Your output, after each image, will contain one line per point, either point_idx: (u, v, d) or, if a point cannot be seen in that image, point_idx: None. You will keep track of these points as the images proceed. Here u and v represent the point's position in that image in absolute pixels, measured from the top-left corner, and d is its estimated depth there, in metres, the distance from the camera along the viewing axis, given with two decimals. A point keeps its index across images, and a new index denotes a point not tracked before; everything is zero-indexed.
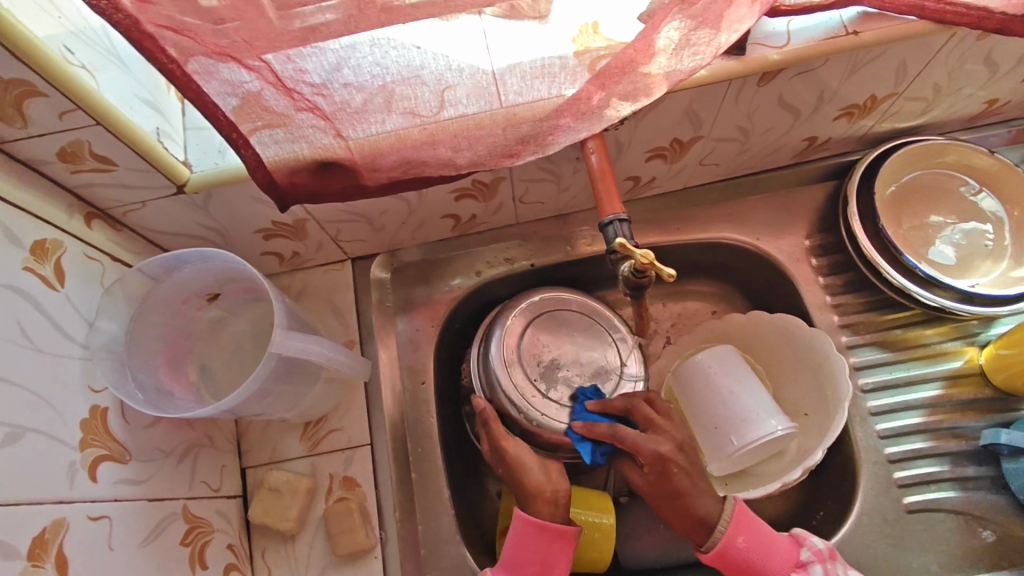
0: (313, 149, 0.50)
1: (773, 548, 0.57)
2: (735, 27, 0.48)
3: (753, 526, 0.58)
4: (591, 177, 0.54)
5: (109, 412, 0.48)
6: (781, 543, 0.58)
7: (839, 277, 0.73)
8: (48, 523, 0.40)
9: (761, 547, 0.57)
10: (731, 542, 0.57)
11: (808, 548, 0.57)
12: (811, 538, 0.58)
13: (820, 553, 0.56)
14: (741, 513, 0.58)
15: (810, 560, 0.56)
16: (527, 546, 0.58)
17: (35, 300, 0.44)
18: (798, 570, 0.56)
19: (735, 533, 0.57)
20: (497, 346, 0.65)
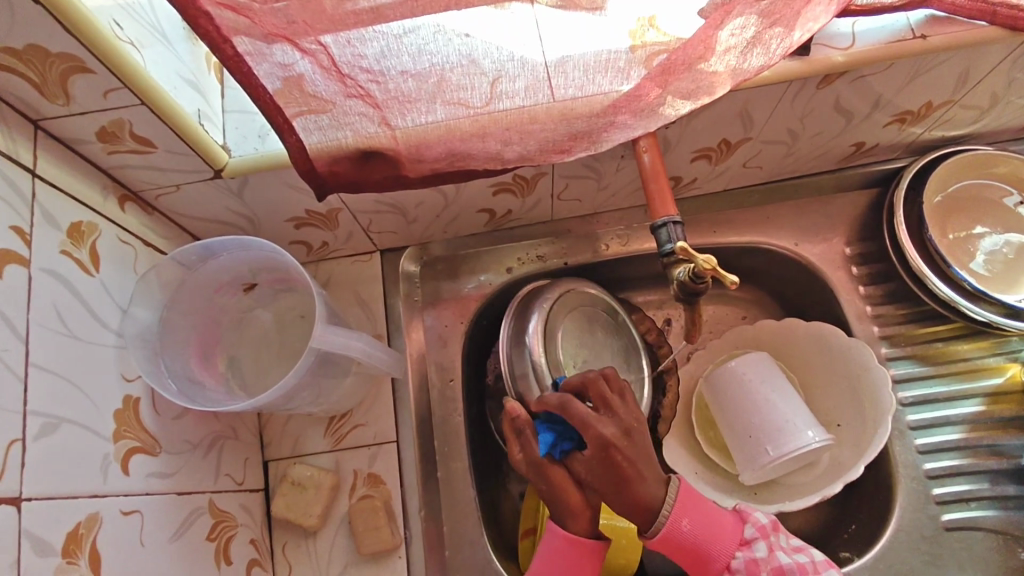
0: (358, 137, 0.48)
1: (721, 528, 0.52)
2: (809, 26, 0.46)
3: (699, 506, 0.52)
4: (642, 177, 0.52)
5: (141, 402, 0.46)
6: (723, 523, 0.52)
7: (879, 287, 0.71)
8: (83, 518, 0.39)
9: (706, 529, 0.51)
10: (674, 524, 0.50)
11: (752, 524, 0.53)
12: (753, 513, 0.54)
13: (763, 528, 0.53)
14: (687, 493, 0.52)
15: (754, 537, 0.52)
16: (555, 561, 0.53)
17: (71, 285, 0.42)
18: (743, 549, 0.51)
19: (680, 515, 0.51)
20: (534, 336, 0.61)
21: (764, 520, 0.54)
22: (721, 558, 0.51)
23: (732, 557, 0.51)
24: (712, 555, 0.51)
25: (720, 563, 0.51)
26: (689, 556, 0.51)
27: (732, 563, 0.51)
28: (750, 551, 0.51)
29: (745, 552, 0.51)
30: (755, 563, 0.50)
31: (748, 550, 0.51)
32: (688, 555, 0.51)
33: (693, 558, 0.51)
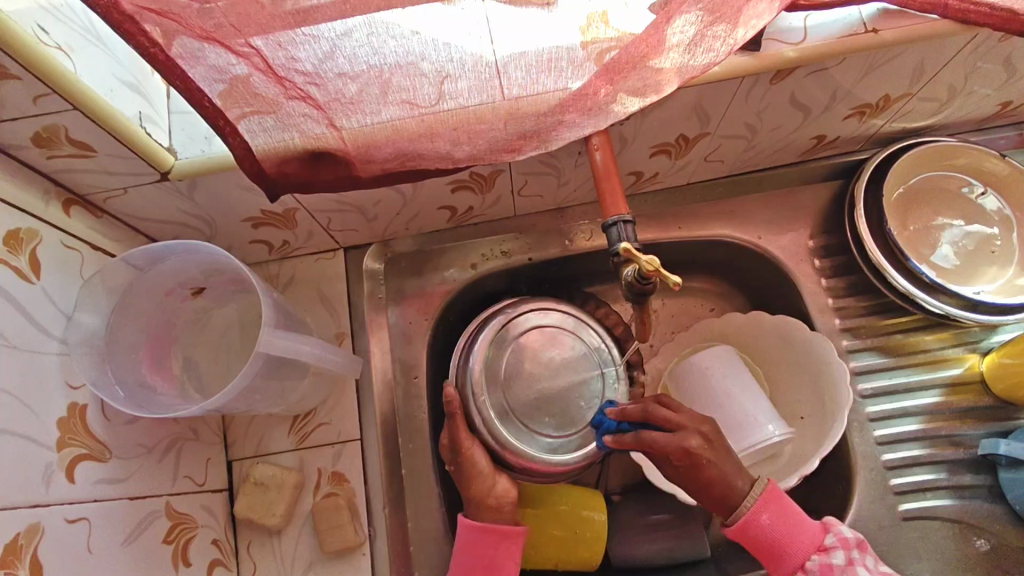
0: (304, 139, 0.47)
1: (799, 531, 0.55)
2: (753, 23, 0.46)
3: (783, 508, 0.55)
4: (595, 175, 0.51)
5: (88, 409, 0.46)
6: (807, 528, 0.55)
7: (842, 279, 0.71)
8: (22, 529, 0.39)
9: (785, 528, 0.54)
10: (754, 518, 0.54)
11: (834, 533, 0.55)
12: (839, 525, 0.56)
13: (846, 541, 0.55)
14: (774, 493, 0.55)
15: (833, 546, 0.54)
16: (473, 551, 0.59)
17: (8, 293, 0.42)
18: (820, 554, 0.54)
19: (760, 510, 0.55)
20: (475, 363, 0.63)
21: (849, 534, 0.55)
22: (795, 559, 0.54)
23: (806, 559, 0.54)
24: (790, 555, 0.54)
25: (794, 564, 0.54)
26: (762, 551, 0.55)
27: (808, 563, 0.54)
28: (825, 557, 0.54)
29: (821, 556, 0.54)
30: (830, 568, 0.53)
31: (824, 555, 0.54)
32: (766, 547, 0.55)
33: (775, 552, 0.54)
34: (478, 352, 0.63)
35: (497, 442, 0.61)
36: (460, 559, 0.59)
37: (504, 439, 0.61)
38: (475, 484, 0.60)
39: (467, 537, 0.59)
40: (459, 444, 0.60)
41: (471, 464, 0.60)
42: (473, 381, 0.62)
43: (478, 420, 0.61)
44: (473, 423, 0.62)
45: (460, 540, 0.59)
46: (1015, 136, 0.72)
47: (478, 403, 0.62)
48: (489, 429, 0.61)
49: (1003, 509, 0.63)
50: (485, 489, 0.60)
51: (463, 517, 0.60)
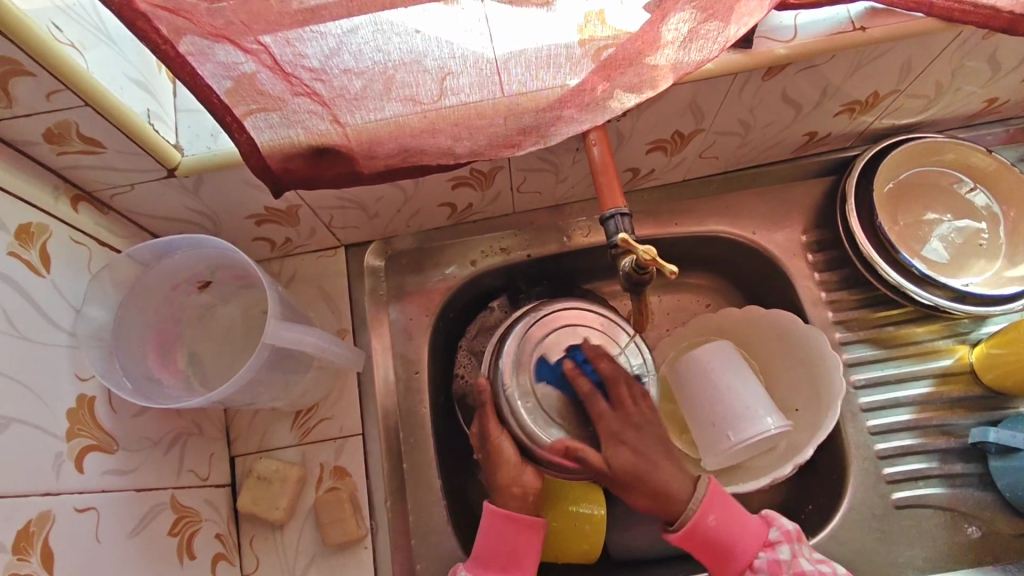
0: (309, 135, 0.49)
1: (743, 533, 0.58)
2: (745, 20, 0.47)
3: (725, 506, 0.58)
4: (593, 170, 0.52)
5: (97, 401, 0.47)
6: (749, 530, 0.58)
7: (835, 273, 0.73)
8: (34, 516, 0.39)
9: (728, 527, 0.57)
10: (702, 520, 0.57)
11: (777, 528, 0.59)
12: (779, 518, 0.60)
13: (788, 533, 0.58)
14: (714, 492, 0.58)
15: (777, 541, 0.58)
16: (496, 538, 0.59)
17: (20, 285, 0.43)
18: (768, 550, 0.57)
19: (707, 512, 0.57)
20: (507, 354, 0.62)
21: (789, 527, 0.59)
22: (743, 559, 0.57)
23: (754, 556, 0.57)
24: (735, 555, 0.57)
25: (743, 564, 0.57)
26: (713, 556, 0.57)
27: (755, 561, 0.57)
28: (772, 553, 0.57)
29: (769, 552, 0.57)
30: (778, 564, 0.56)
31: (770, 551, 0.57)
32: (714, 552, 0.57)
33: (722, 555, 0.57)
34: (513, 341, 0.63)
35: (532, 441, 0.59)
36: (482, 543, 0.60)
37: (539, 437, 0.59)
38: (500, 473, 0.61)
39: (491, 524, 0.59)
40: (487, 432, 0.61)
41: (499, 454, 0.61)
42: (505, 373, 0.61)
43: (510, 415, 0.60)
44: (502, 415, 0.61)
45: (484, 525, 0.60)
46: (1002, 132, 0.74)
47: (506, 398, 0.61)
48: (524, 428, 0.60)
49: (994, 496, 0.65)
50: (510, 479, 0.60)
51: (489, 503, 0.60)
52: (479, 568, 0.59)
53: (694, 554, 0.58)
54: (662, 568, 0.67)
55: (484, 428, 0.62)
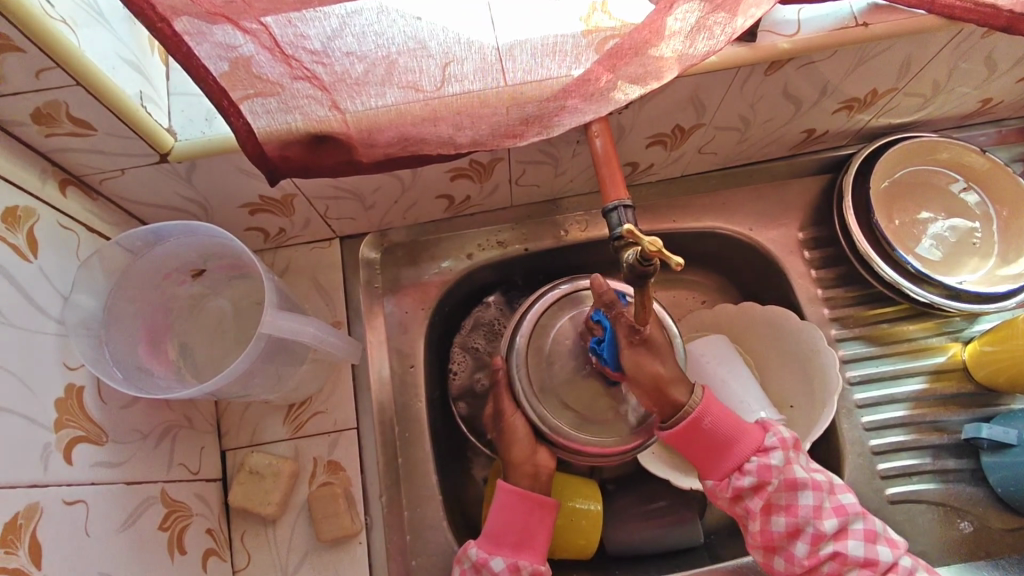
0: (307, 121, 0.47)
1: (740, 433, 0.55)
2: (752, 11, 0.47)
3: (722, 409, 0.56)
4: (595, 162, 0.52)
5: (85, 391, 0.45)
6: (743, 429, 0.56)
7: (831, 270, 0.73)
8: (22, 508, 0.38)
9: (726, 428, 0.55)
10: (698, 420, 0.54)
11: (774, 434, 0.56)
12: (776, 426, 0.57)
13: (784, 441, 0.56)
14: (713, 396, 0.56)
15: (773, 446, 0.55)
16: (509, 516, 0.59)
17: (6, 271, 0.41)
18: (760, 454, 0.55)
19: (704, 412, 0.55)
20: (522, 336, 0.64)
21: (785, 435, 0.57)
22: (737, 458, 0.55)
23: (747, 460, 0.54)
24: (727, 452, 0.55)
25: (734, 463, 0.55)
26: (704, 451, 0.55)
27: (747, 465, 0.54)
28: (765, 457, 0.54)
29: (761, 457, 0.55)
30: (769, 469, 0.54)
31: (764, 456, 0.55)
32: (703, 446, 0.55)
33: (711, 447, 0.55)
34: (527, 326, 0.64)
35: (542, 422, 0.61)
36: (495, 520, 0.59)
37: (551, 420, 0.61)
38: (516, 451, 0.62)
39: (504, 502, 0.59)
40: (502, 411, 0.64)
41: (513, 433, 0.63)
42: (519, 354, 0.63)
43: (522, 396, 0.62)
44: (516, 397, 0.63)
45: (498, 502, 0.60)
46: (994, 133, 0.75)
47: (520, 382, 0.62)
48: (535, 410, 0.61)
49: (985, 492, 0.65)
50: (523, 457, 0.62)
51: (504, 481, 0.60)
52: (490, 545, 0.58)
53: (682, 445, 0.56)
54: (658, 565, 0.67)
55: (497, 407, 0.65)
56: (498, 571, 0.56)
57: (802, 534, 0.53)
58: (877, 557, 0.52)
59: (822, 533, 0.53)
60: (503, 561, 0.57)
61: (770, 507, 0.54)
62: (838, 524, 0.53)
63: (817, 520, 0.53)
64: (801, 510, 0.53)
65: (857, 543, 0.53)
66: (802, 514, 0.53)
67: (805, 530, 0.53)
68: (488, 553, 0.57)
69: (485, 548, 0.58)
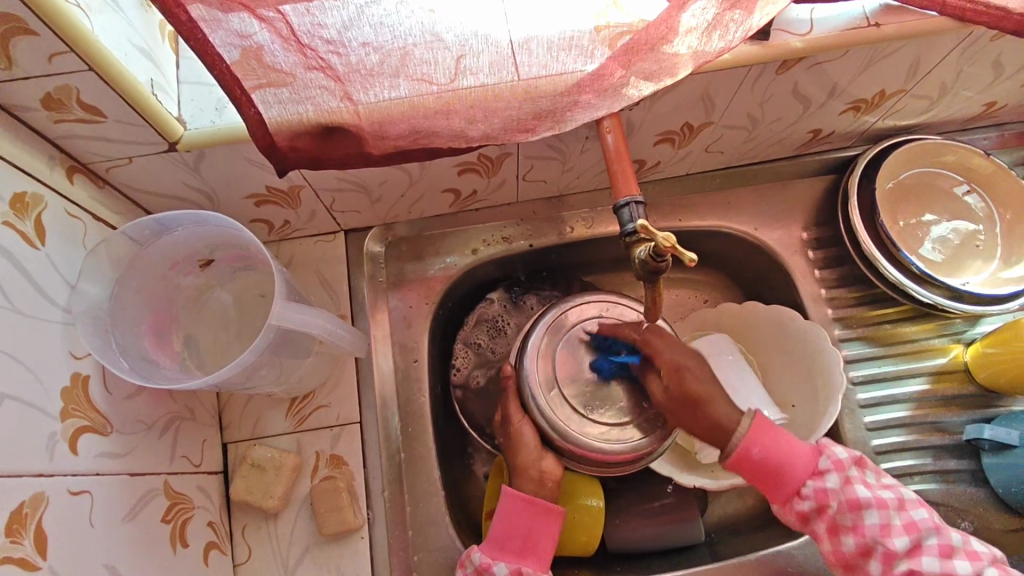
0: (319, 112, 0.47)
1: (794, 455, 0.55)
2: (768, 9, 0.47)
3: (772, 435, 0.55)
4: (607, 158, 0.52)
5: (91, 380, 0.45)
6: (797, 453, 0.55)
7: (834, 271, 0.73)
8: (28, 497, 0.37)
9: (779, 456, 0.54)
10: (746, 451, 0.54)
11: (828, 457, 0.56)
12: (832, 447, 0.57)
13: (840, 463, 0.55)
14: (762, 424, 0.55)
15: (828, 470, 0.55)
16: (513, 521, 0.59)
17: (14, 258, 0.41)
18: (816, 479, 0.55)
19: (753, 442, 0.54)
20: (534, 342, 0.63)
21: (842, 455, 0.56)
22: (794, 484, 0.54)
23: (804, 485, 0.54)
24: (784, 478, 0.55)
25: (793, 489, 0.55)
26: (762, 479, 0.55)
27: (804, 489, 0.54)
28: (821, 481, 0.54)
29: (817, 481, 0.54)
30: (826, 494, 0.54)
31: (819, 480, 0.54)
32: (762, 476, 0.55)
33: (768, 478, 0.55)
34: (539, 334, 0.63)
35: (552, 429, 0.60)
36: (499, 527, 0.59)
37: (558, 425, 0.60)
38: (521, 453, 0.62)
39: (508, 507, 0.59)
40: (508, 417, 0.63)
41: (519, 440, 0.62)
42: (529, 361, 0.62)
43: (531, 399, 0.61)
44: (524, 402, 0.62)
45: (502, 507, 0.60)
46: (997, 136, 0.75)
47: (529, 387, 0.61)
48: (544, 414, 0.60)
49: (985, 492, 0.66)
50: (528, 462, 0.61)
51: (506, 487, 0.60)
52: (494, 550, 0.58)
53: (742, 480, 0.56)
54: (659, 562, 0.67)
55: (503, 413, 0.64)
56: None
57: (874, 552, 0.53)
58: (955, 571, 0.51)
59: (894, 551, 0.52)
60: (507, 567, 0.57)
61: (837, 528, 0.54)
62: (909, 541, 0.52)
63: (886, 539, 0.53)
64: (869, 530, 0.53)
65: (932, 558, 0.51)
66: (869, 535, 0.53)
67: (877, 549, 0.53)
68: (492, 558, 0.57)
69: (489, 553, 0.58)
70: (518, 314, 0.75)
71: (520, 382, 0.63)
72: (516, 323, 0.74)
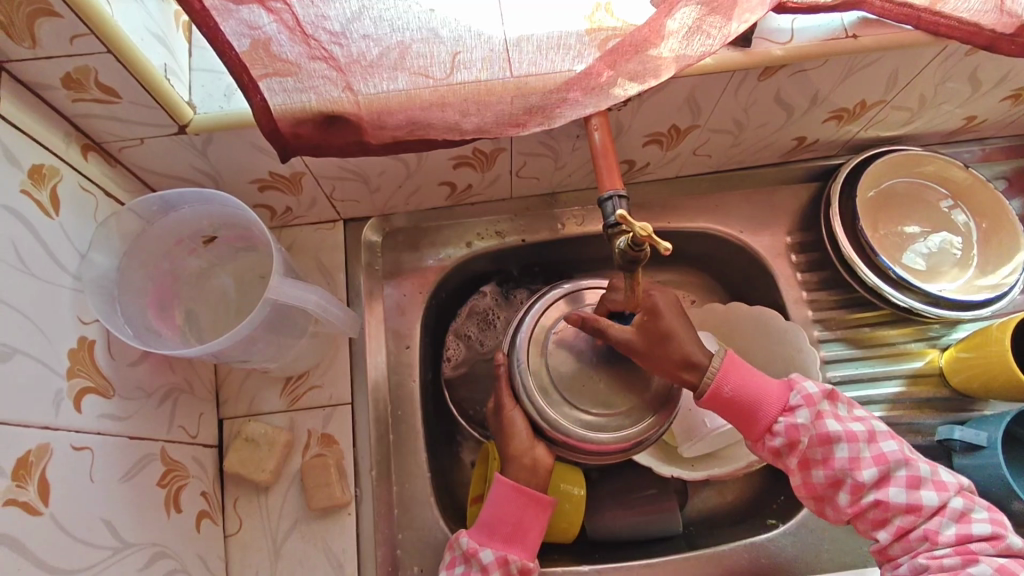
0: (321, 101, 0.50)
1: (763, 392, 0.58)
2: (747, 16, 0.50)
3: (742, 375, 0.58)
4: (593, 153, 0.54)
5: (96, 345, 0.47)
6: (769, 390, 0.58)
7: (816, 274, 0.76)
8: (33, 446, 0.40)
9: (749, 394, 0.58)
10: (716, 391, 0.58)
11: (798, 393, 0.58)
12: (802, 384, 0.59)
13: (811, 398, 0.58)
14: (732, 364, 0.59)
15: (798, 405, 0.58)
16: (505, 508, 0.61)
17: (30, 224, 0.43)
18: (786, 415, 0.57)
19: (723, 382, 0.58)
20: (528, 329, 0.64)
21: (813, 390, 0.59)
22: (765, 421, 0.57)
23: (774, 421, 0.57)
24: (756, 415, 0.58)
25: (764, 425, 0.57)
26: (736, 416, 0.58)
27: (775, 425, 0.57)
28: (791, 416, 0.57)
29: (788, 417, 0.57)
30: (796, 428, 0.57)
31: (789, 415, 0.57)
32: (735, 414, 0.58)
33: (741, 416, 0.58)
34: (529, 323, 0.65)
35: (542, 418, 0.61)
36: (489, 513, 0.61)
37: (549, 415, 0.61)
38: (514, 442, 0.63)
39: (501, 495, 0.61)
40: (501, 406, 0.64)
41: (511, 426, 0.63)
42: (520, 352, 0.63)
43: (522, 391, 0.62)
44: (516, 393, 0.63)
45: (492, 494, 0.61)
46: (979, 151, 0.78)
47: (520, 374, 0.62)
48: (534, 404, 0.61)
49: None
50: (522, 449, 0.63)
51: (499, 474, 0.62)
52: (483, 535, 0.60)
53: (719, 416, 0.60)
54: (637, 551, 0.69)
55: (498, 402, 0.65)
56: (487, 563, 0.58)
57: (843, 483, 0.56)
58: (919, 501, 0.54)
59: (861, 482, 0.56)
60: (493, 554, 0.59)
61: (809, 461, 0.57)
62: (876, 472, 0.56)
63: (855, 471, 0.56)
64: (838, 462, 0.56)
65: (897, 489, 0.55)
66: (838, 466, 0.56)
67: (845, 479, 0.56)
68: (479, 544, 0.59)
69: (477, 539, 0.60)
70: (509, 309, 0.77)
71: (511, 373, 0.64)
72: (505, 318, 0.77)
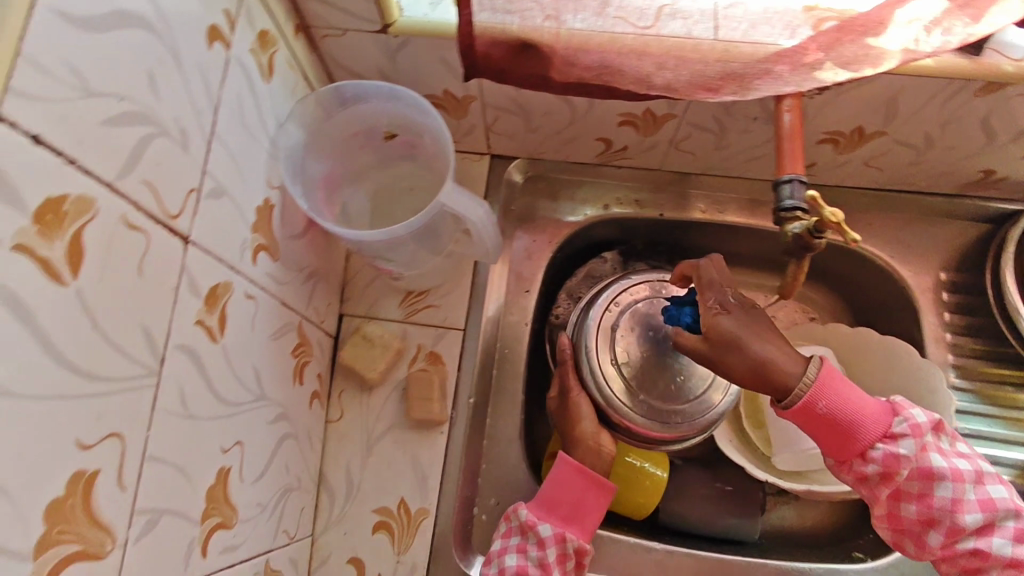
0: (522, 25, 0.50)
1: (866, 414, 0.53)
2: (998, 19, 0.46)
3: (843, 391, 0.53)
4: (778, 135, 0.53)
5: (275, 210, 0.50)
6: (871, 410, 0.53)
7: (964, 319, 0.71)
8: (221, 281, 0.42)
9: (847, 413, 0.52)
10: (810, 405, 0.52)
11: (904, 420, 0.53)
12: (909, 410, 0.54)
13: (917, 428, 0.53)
14: (831, 376, 0.53)
15: (902, 433, 0.53)
16: (564, 487, 0.61)
17: (251, 84, 0.46)
18: (887, 441, 0.52)
19: (818, 397, 0.52)
20: (597, 314, 0.68)
21: (918, 419, 0.54)
22: (861, 444, 0.52)
23: (871, 446, 0.52)
24: (853, 434, 0.53)
25: (859, 449, 0.53)
26: (827, 434, 0.53)
27: (870, 451, 0.52)
28: (892, 444, 0.52)
29: (887, 444, 0.52)
30: (895, 458, 0.52)
31: (890, 443, 0.52)
32: (829, 432, 0.53)
33: (836, 436, 0.53)
34: (598, 309, 0.68)
35: (606, 402, 0.65)
36: (549, 489, 0.61)
37: (610, 398, 0.65)
38: (579, 425, 0.64)
39: (562, 474, 0.61)
40: (566, 389, 0.67)
41: (575, 411, 0.65)
42: (589, 337, 0.67)
43: (591, 376, 0.66)
44: (582, 374, 0.67)
45: (553, 473, 0.62)
46: None
47: (587, 358, 0.67)
48: (599, 388, 0.66)
49: None
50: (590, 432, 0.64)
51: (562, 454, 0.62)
52: (541, 510, 0.60)
53: (805, 430, 0.54)
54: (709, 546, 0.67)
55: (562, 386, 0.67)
56: (543, 537, 0.58)
57: (938, 524, 0.52)
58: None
59: (959, 525, 0.51)
60: (550, 529, 0.58)
61: (902, 494, 0.52)
62: (982, 519, 0.51)
63: (956, 513, 0.51)
64: (938, 501, 0.52)
65: (1003, 540, 0.50)
66: (937, 505, 0.52)
67: (941, 520, 0.52)
68: (537, 518, 0.59)
69: (535, 513, 0.60)
70: None
71: (579, 356, 0.67)
72: None
